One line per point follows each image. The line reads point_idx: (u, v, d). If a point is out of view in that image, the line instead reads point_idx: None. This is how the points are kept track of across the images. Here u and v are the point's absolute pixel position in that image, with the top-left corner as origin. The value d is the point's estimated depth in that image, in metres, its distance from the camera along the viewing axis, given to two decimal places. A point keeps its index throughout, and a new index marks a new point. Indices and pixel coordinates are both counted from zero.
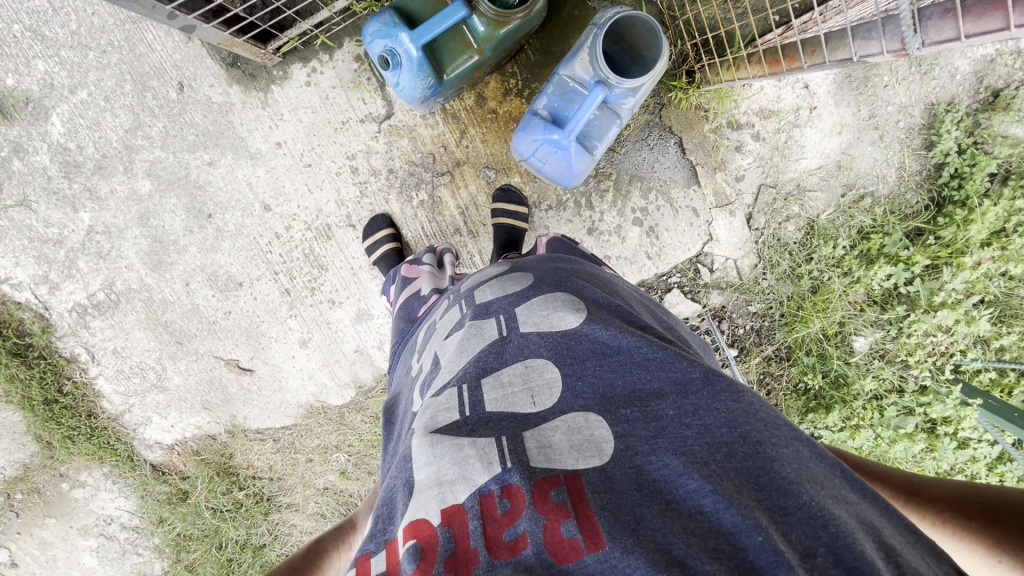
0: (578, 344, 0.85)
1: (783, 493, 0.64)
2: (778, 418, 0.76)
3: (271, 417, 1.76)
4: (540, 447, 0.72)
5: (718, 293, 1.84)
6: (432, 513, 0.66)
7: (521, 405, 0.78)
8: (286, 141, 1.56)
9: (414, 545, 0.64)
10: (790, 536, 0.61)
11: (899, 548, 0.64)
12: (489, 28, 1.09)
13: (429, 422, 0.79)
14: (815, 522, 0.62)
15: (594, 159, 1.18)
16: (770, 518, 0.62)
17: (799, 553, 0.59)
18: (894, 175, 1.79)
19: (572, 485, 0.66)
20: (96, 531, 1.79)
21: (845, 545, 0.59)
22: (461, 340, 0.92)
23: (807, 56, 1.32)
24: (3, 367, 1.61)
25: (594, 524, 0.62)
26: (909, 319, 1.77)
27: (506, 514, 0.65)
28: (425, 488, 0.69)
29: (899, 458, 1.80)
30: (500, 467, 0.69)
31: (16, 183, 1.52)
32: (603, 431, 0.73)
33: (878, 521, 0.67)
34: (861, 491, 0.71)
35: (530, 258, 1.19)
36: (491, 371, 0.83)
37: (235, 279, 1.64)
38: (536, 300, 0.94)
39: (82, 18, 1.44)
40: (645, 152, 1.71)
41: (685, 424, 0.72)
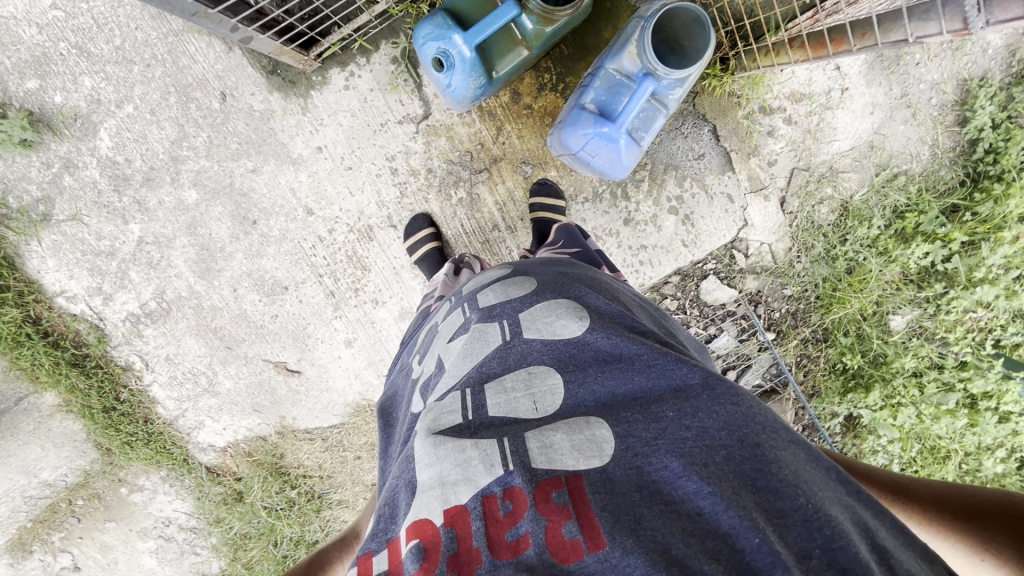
0: (581, 351, 0.88)
1: (781, 496, 0.67)
2: (776, 422, 0.77)
3: (319, 417, 1.80)
4: (542, 447, 0.73)
5: (754, 278, 1.85)
6: (435, 513, 0.68)
7: (524, 410, 0.81)
8: (326, 145, 1.59)
9: (417, 544, 0.66)
10: (787, 538, 0.63)
11: (892, 550, 0.66)
12: (538, 25, 1.11)
13: (432, 423, 0.81)
14: (811, 524, 0.64)
15: (642, 150, 1.20)
16: (768, 521, 0.65)
17: (796, 555, 0.62)
18: (928, 152, 1.79)
19: (573, 486, 0.68)
20: (155, 533, 1.84)
21: (840, 548, 0.61)
22: (466, 344, 0.95)
23: (857, 39, 1.32)
24: (63, 378, 1.66)
25: (595, 525, 0.64)
26: (948, 296, 1.78)
27: (508, 514, 0.67)
28: (428, 488, 0.71)
29: (941, 435, 1.84)
30: (502, 469, 0.71)
31: (68, 199, 1.55)
32: (604, 432, 0.75)
33: (874, 523, 0.70)
34: (855, 493, 0.73)
35: (532, 261, 1.22)
36: (494, 376, 0.86)
37: (281, 284, 1.67)
38: (540, 307, 0.96)
39: (126, 33, 1.46)
40: (679, 141, 1.72)
41: (685, 426, 0.75)
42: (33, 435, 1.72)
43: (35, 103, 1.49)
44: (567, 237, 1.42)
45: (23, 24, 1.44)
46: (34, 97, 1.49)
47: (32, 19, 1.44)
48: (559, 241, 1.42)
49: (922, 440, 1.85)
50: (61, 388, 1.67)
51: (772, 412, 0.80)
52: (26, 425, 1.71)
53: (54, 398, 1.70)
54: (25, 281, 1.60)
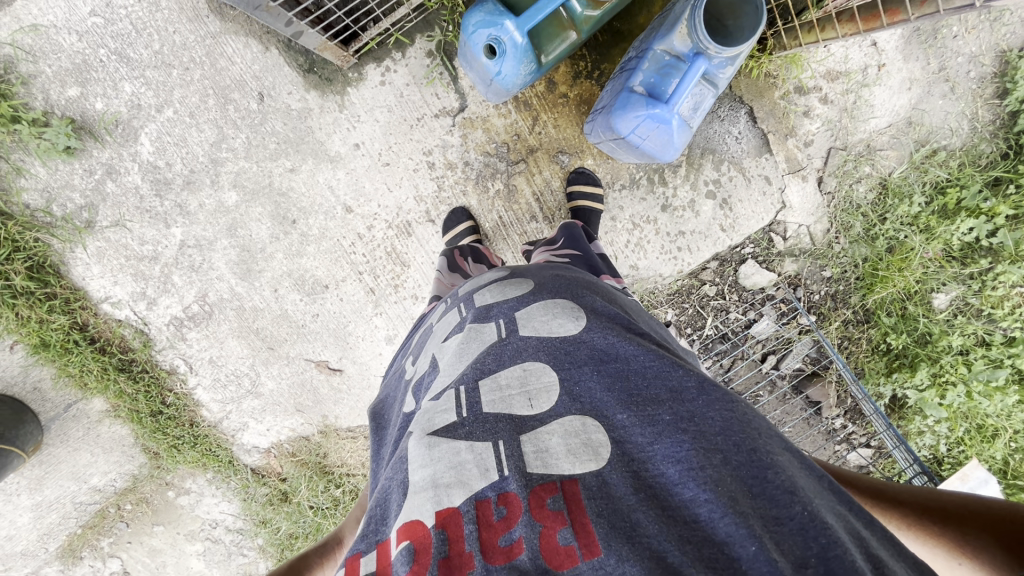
0: (576, 350, 0.87)
1: (775, 503, 0.66)
2: (770, 429, 0.78)
3: (361, 414, 1.80)
4: (538, 451, 0.73)
5: (792, 261, 1.83)
6: (426, 514, 0.67)
7: (519, 407, 0.80)
8: (364, 141, 1.59)
9: (407, 546, 0.65)
10: (783, 545, 0.62)
11: (885, 558, 0.65)
12: (587, 8, 1.11)
13: (427, 424, 0.80)
14: (807, 533, 0.63)
15: (693, 131, 1.19)
16: (764, 527, 0.64)
17: (792, 563, 0.60)
18: (968, 127, 1.76)
19: (569, 492, 0.68)
20: (202, 536, 1.85)
21: (835, 556, 0.59)
22: (461, 343, 0.95)
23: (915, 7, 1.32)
24: (111, 384, 1.67)
25: (590, 532, 0.64)
26: (994, 271, 1.75)
27: (502, 519, 0.66)
28: (420, 489, 0.70)
29: (990, 413, 1.81)
30: (497, 473, 0.71)
31: (111, 205, 1.56)
32: (600, 436, 0.75)
33: (867, 534, 0.67)
34: (845, 503, 0.72)
35: (530, 264, 1.22)
36: (490, 373, 0.84)
37: (321, 282, 1.68)
38: (537, 305, 0.96)
39: (165, 37, 1.47)
40: (716, 124, 1.71)
41: (681, 429, 0.73)
42: (82, 441, 1.73)
43: (77, 110, 1.50)
44: (568, 238, 1.44)
45: (63, 32, 1.45)
46: (75, 105, 1.50)
47: (72, 26, 1.45)
48: (559, 241, 1.43)
49: (970, 419, 1.83)
50: (110, 394, 1.68)
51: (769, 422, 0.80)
52: (76, 431, 1.72)
53: (102, 404, 1.71)
54: (72, 289, 1.61)
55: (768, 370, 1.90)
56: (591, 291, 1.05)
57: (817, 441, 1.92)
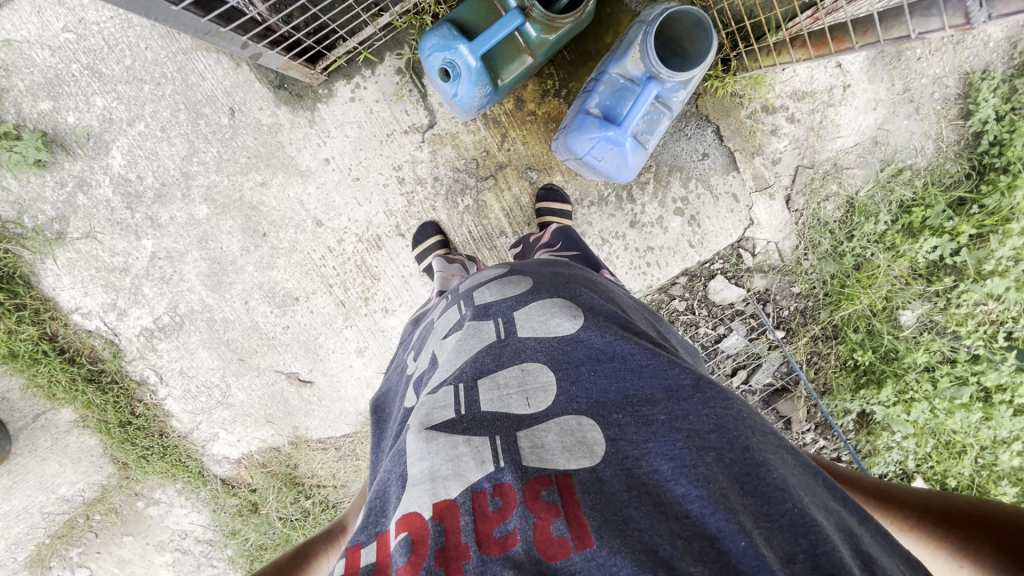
0: (574, 349, 0.89)
1: (767, 500, 0.69)
2: (765, 427, 0.81)
3: (332, 426, 1.81)
4: (533, 447, 0.75)
5: (761, 277, 1.85)
6: (424, 506, 0.69)
7: (516, 406, 0.81)
8: (334, 156, 1.61)
9: (406, 536, 0.67)
10: (772, 542, 0.64)
11: (875, 555, 0.67)
12: (541, 33, 1.12)
13: (426, 418, 0.81)
14: (796, 530, 0.65)
15: (648, 153, 1.21)
16: (754, 522, 0.66)
17: (781, 558, 0.63)
18: (933, 147, 1.79)
19: (563, 485, 0.69)
20: (171, 546, 1.85)
21: (824, 552, 0.62)
22: (460, 340, 0.97)
23: (859, 36, 1.30)
24: (79, 394, 1.68)
25: (583, 524, 0.64)
26: (958, 290, 1.78)
27: (497, 510, 0.68)
28: (418, 482, 0.72)
29: (956, 429, 1.83)
30: (493, 466, 0.72)
31: (82, 217, 1.58)
32: (595, 434, 0.76)
33: (858, 529, 0.71)
34: (840, 500, 0.76)
35: (529, 261, 1.24)
36: (488, 372, 0.86)
37: (292, 295, 1.69)
38: (535, 305, 0.98)
39: (137, 53, 1.49)
40: (683, 142, 1.74)
41: (675, 428, 0.75)
42: (50, 451, 1.74)
43: (49, 124, 1.52)
44: (565, 240, 1.46)
45: (36, 47, 1.47)
46: (47, 118, 1.51)
47: (45, 42, 1.47)
48: (558, 242, 1.46)
49: (937, 435, 1.85)
50: (78, 405, 1.69)
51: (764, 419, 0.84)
52: (44, 442, 1.73)
53: (71, 414, 1.72)
54: (41, 299, 1.62)
55: (737, 385, 1.91)
56: (588, 289, 1.06)
57: None
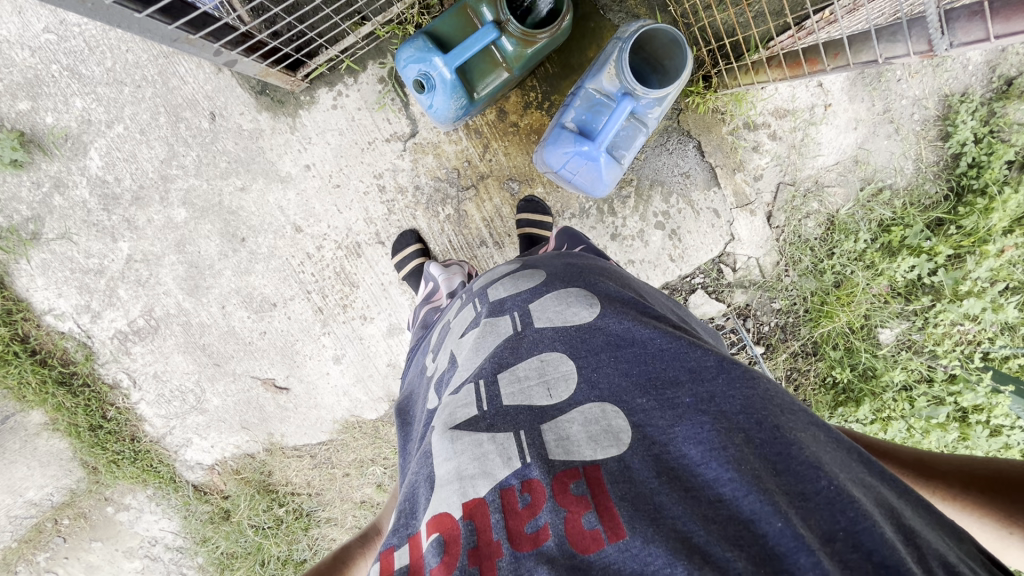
0: (592, 336, 0.89)
1: (801, 479, 0.66)
2: (792, 404, 0.79)
3: (308, 433, 1.79)
4: (559, 439, 0.75)
5: (742, 291, 1.86)
6: (454, 506, 0.69)
7: (538, 397, 0.82)
8: (315, 163, 1.60)
9: (437, 538, 0.67)
10: (810, 520, 0.63)
11: (918, 529, 0.66)
12: (517, 47, 1.12)
13: (449, 417, 0.82)
14: (834, 507, 0.63)
15: (622, 168, 1.21)
16: (790, 503, 0.64)
17: (820, 537, 0.61)
18: (912, 167, 1.80)
19: (591, 477, 0.69)
20: (141, 553, 1.82)
21: (865, 529, 0.60)
22: (477, 338, 0.98)
23: (829, 58, 1.30)
24: (49, 397, 1.65)
25: (615, 515, 0.64)
26: (935, 309, 1.78)
27: (527, 506, 0.68)
28: (446, 482, 0.72)
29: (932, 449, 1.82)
30: (520, 461, 0.72)
31: (58, 217, 1.57)
32: (620, 421, 0.76)
33: (899, 504, 0.69)
34: (875, 472, 0.74)
35: (542, 255, 1.23)
36: (507, 366, 0.87)
37: (269, 300, 1.68)
38: (550, 297, 0.98)
39: (117, 55, 1.49)
40: (665, 156, 1.74)
41: (701, 411, 0.74)
42: (19, 454, 1.71)
43: (27, 124, 1.51)
44: (569, 240, 1.42)
45: (15, 47, 1.47)
46: (25, 118, 1.51)
47: (26, 42, 1.47)
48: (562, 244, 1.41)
49: None
50: (48, 407, 1.66)
51: (790, 395, 0.83)
52: (13, 444, 1.70)
53: (41, 416, 1.69)
54: (15, 300, 1.60)
55: None
56: (602, 277, 1.06)
57: None
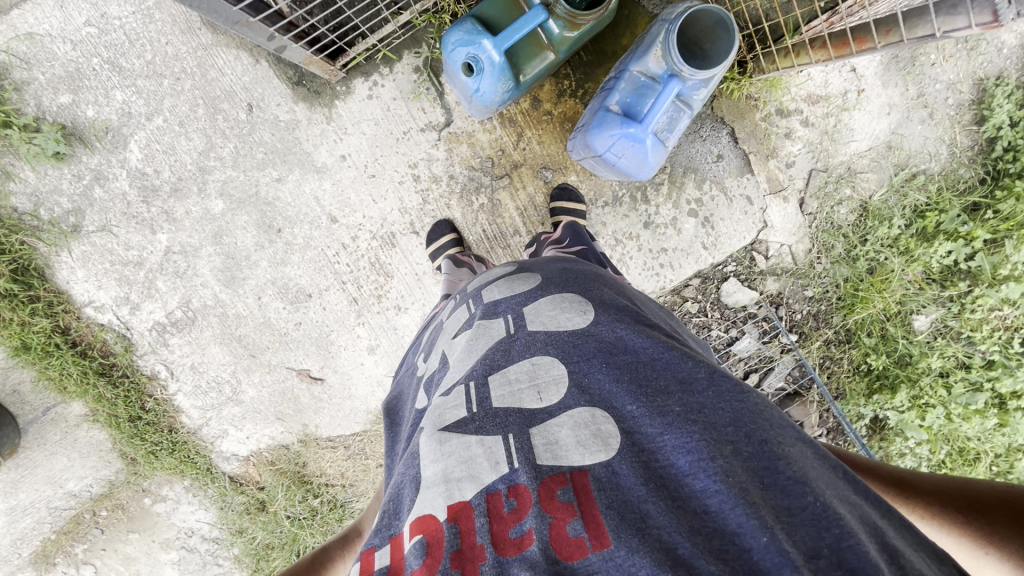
0: (585, 342, 0.89)
1: (787, 494, 0.68)
2: (783, 420, 0.81)
3: (341, 425, 1.80)
4: (547, 443, 0.75)
5: (774, 280, 1.85)
6: (439, 508, 0.69)
7: (528, 400, 0.82)
8: (350, 153, 1.61)
9: (420, 540, 0.67)
10: (794, 537, 0.64)
11: (903, 549, 0.67)
12: (564, 30, 1.13)
13: (438, 419, 0.82)
14: (819, 524, 0.64)
15: (668, 150, 1.21)
16: (776, 518, 0.65)
17: (804, 554, 0.62)
18: (947, 152, 1.79)
19: (578, 483, 0.69)
20: (177, 544, 1.84)
21: (850, 547, 0.61)
22: (470, 340, 0.97)
23: (881, 36, 1.29)
24: (90, 388, 1.67)
25: (600, 523, 0.65)
26: (973, 295, 1.77)
27: (512, 511, 0.68)
28: (432, 484, 0.73)
29: (970, 436, 1.82)
30: (507, 466, 0.72)
31: (98, 210, 1.58)
32: (610, 427, 0.76)
33: (881, 523, 0.70)
34: (862, 493, 0.75)
35: (537, 258, 1.24)
36: (498, 369, 0.86)
37: (305, 291, 1.69)
38: (544, 300, 0.99)
39: (157, 48, 1.50)
40: (698, 144, 1.74)
41: (691, 420, 0.75)
42: (59, 445, 1.73)
43: (68, 117, 1.52)
44: (574, 236, 1.47)
45: (57, 41, 1.49)
46: (67, 111, 1.52)
47: (67, 35, 1.48)
48: (565, 240, 1.45)
49: (951, 442, 1.84)
50: (89, 398, 1.68)
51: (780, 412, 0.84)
52: (53, 435, 1.72)
53: (81, 408, 1.71)
54: (55, 292, 1.62)
55: None
56: (599, 283, 1.06)
57: None
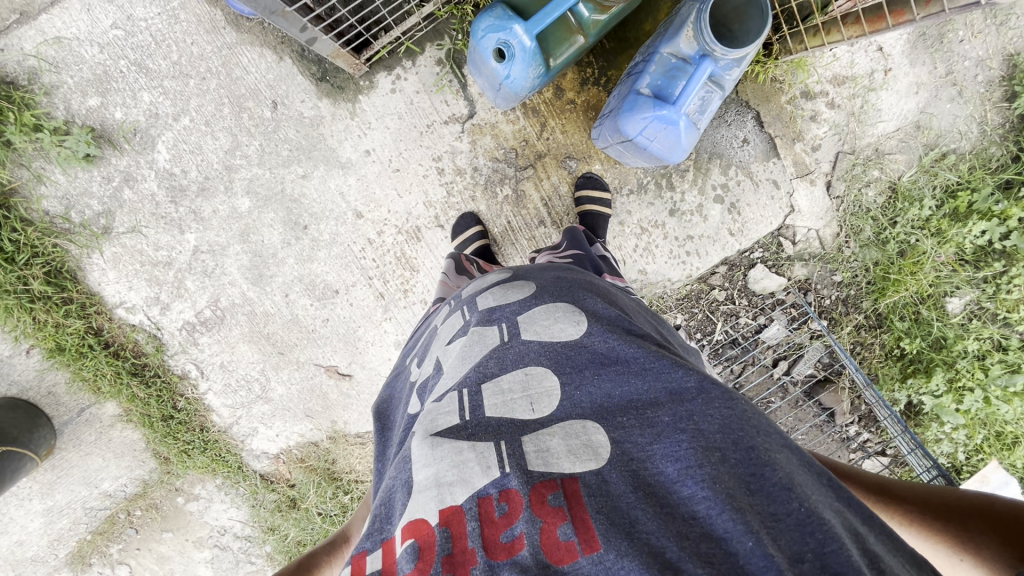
0: (577, 354, 0.88)
1: (773, 500, 0.68)
2: (770, 427, 0.80)
3: (370, 421, 1.80)
4: (538, 451, 0.74)
5: (802, 265, 1.82)
6: (430, 513, 0.68)
7: (520, 411, 0.81)
8: (375, 148, 1.61)
9: (412, 544, 0.66)
10: (780, 541, 0.64)
11: (882, 555, 0.67)
12: (594, 13, 1.13)
13: (430, 424, 0.80)
14: (803, 529, 0.65)
15: (700, 132, 1.20)
16: (762, 524, 0.65)
17: (789, 558, 0.62)
18: (977, 130, 1.76)
19: (569, 489, 0.69)
20: (210, 543, 1.85)
21: (832, 551, 0.62)
22: (464, 346, 0.95)
23: (921, 6, 1.37)
24: (124, 388, 1.69)
25: (590, 528, 0.64)
26: (1009, 274, 1.73)
27: (503, 516, 0.67)
28: (423, 488, 0.71)
29: (1008, 419, 1.78)
30: (498, 471, 0.71)
31: (128, 212, 1.60)
32: (600, 437, 0.75)
33: (864, 530, 0.70)
34: (845, 500, 0.74)
35: (532, 265, 1.22)
36: (492, 377, 0.85)
37: (331, 287, 1.69)
38: (539, 309, 0.97)
39: (183, 48, 1.52)
40: (723, 129, 1.72)
41: (680, 429, 0.74)
42: (94, 446, 1.74)
43: (97, 119, 1.54)
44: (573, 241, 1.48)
45: (85, 44, 1.50)
46: (95, 114, 1.54)
47: (94, 38, 1.50)
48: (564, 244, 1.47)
49: (988, 426, 1.80)
50: (123, 398, 1.69)
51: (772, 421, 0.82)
52: (88, 436, 1.73)
53: (115, 408, 1.73)
54: (87, 294, 1.63)
55: (779, 376, 1.87)
56: (592, 292, 1.05)
57: (830, 448, 1.90)
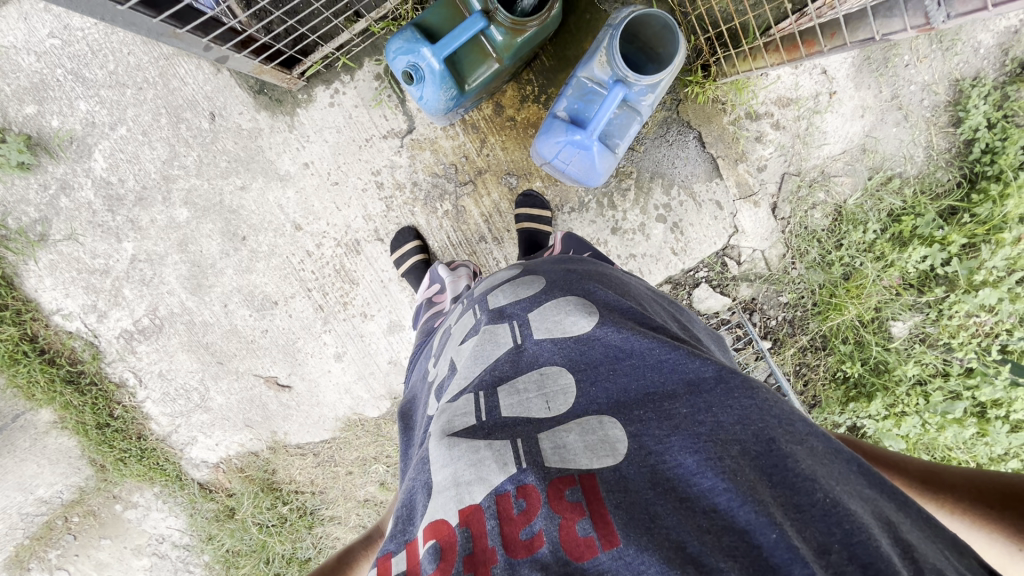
0: (591, 348, 0.85)
1: (797, 490, 0.65)
2: (793, 413, 0.76)
3: (311, 432, 1.79)
4: (555, 447, 0.72)
5: (748, 285, 1.81)
6: (451, 513, 0.67)
7: (536, 410, 0.79)
8: (314, 160, 1.61)
9: (434, 544, 0.65)
10: (805, 533, 0.62)
11: (915, 543, 0.65)
12: (506, 37, 1.11)
13: (446, 426, 0.79)
14: (829, 519, 0.63)
15: (617, 157, 1.20)
16: (785, 515, 0.63)
17: (814, 549, 0.60)
18: (923, 155, 1.75)
19: (586, 484, 0.66)
20: (149, 550, 1.84)
21: (859, 542, 0.60)
22: (476, 345, 0.94)
23: (827, 39, 1.38)
24: (57, 395, 1.69)
25: (609, 523, 0.62)
26: (949, 301, 1.73)
27: (522, 513, 0.65)
28: (443, 488, 0.70)
29: (949, 445, 1.78)
30: (516, 467, 0.68)
31: (64, 219, 1.60)
32: (617, 431, 0.73)
33: (896, 517, 0.68)
34: (877, 486, 0.71)
35: (544, 260, 1.21)
36: (507, 379, 0.84)
37: (271, 298, 1.68)
38: (549, 305, 0.94)
39: (119, 58, 1.52)
40: (665, 148, 1.72)
41: (698, 421, 0.72)
42: (29, 452, 1.75)
43: (34, 127, 1.54)
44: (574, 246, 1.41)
45: (22, 53, 1.51)
46: (32, 122, 1.54)
47: (31, 47, 1.51)
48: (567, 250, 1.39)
49: (931, 451, 1.80)
50: (57, 405, 1.70)
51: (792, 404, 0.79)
52: (23, 442, 1.74)
53: (50, 415, 1.73)
54: (24, 300, 1.64)
55: None
56: (601, 283, 1.01)
57: None
